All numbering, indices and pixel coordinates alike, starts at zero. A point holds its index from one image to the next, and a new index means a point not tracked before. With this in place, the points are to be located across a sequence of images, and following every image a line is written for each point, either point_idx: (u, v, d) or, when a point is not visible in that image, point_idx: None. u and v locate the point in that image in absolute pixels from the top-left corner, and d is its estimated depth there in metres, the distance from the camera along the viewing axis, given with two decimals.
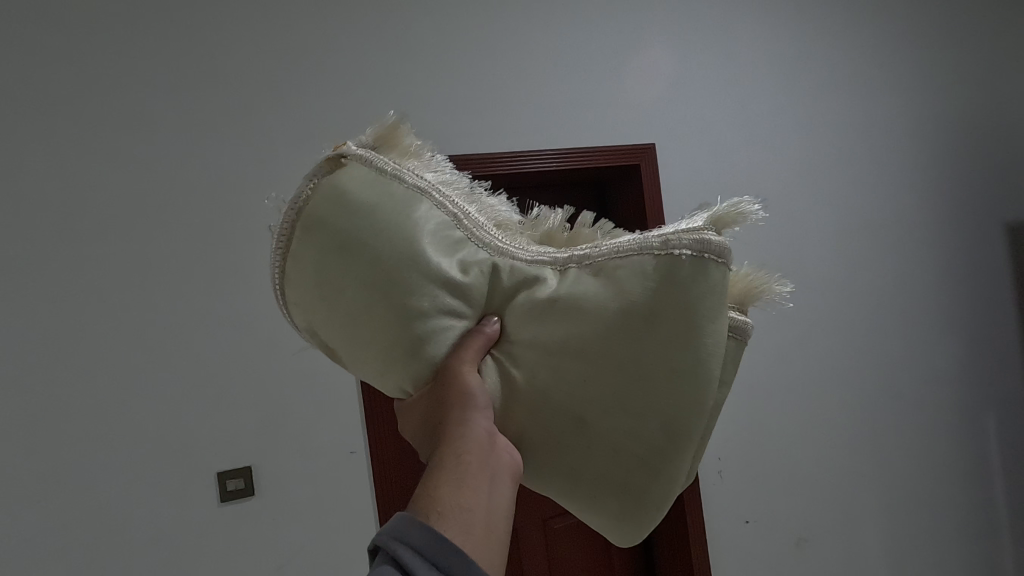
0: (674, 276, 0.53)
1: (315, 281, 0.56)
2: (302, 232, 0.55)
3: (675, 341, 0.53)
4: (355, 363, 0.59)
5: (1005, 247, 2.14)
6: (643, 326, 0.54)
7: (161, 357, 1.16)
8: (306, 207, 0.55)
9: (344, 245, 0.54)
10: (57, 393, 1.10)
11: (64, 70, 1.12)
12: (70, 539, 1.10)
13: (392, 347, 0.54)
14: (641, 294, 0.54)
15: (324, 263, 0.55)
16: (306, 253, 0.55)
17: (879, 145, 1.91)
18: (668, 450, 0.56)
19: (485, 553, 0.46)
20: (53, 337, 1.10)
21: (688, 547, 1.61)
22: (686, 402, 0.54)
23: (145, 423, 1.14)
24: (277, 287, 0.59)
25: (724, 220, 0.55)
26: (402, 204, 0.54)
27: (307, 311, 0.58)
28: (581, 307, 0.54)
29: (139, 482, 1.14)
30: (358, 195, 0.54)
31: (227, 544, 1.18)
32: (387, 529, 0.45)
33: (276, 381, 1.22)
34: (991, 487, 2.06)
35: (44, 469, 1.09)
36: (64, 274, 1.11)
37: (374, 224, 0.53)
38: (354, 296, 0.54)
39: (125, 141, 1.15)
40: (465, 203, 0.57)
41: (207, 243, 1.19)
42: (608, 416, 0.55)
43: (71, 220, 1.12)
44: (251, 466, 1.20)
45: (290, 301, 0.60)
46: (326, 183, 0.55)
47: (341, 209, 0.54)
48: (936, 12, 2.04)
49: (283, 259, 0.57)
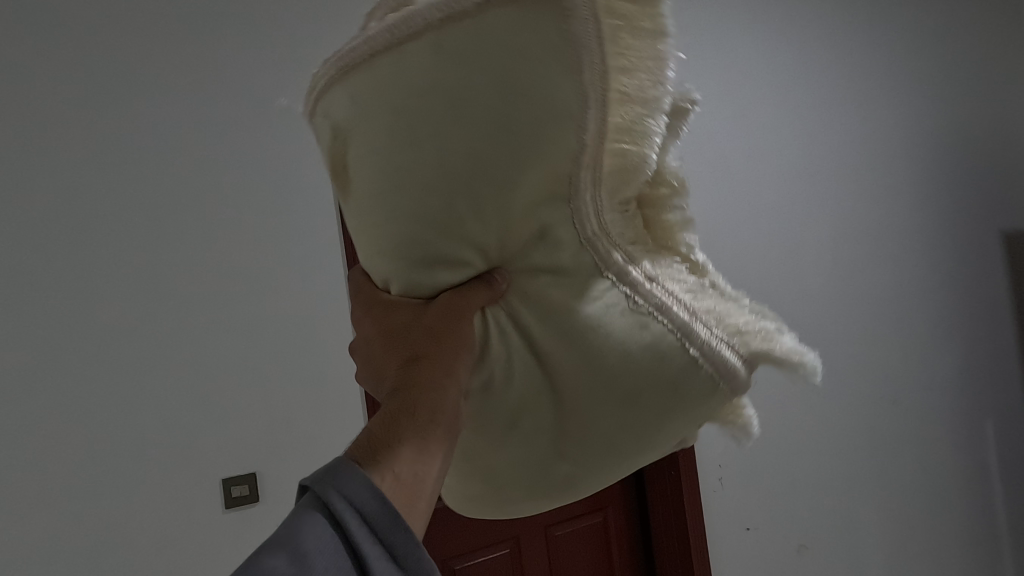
0: (688, 371, 0.45)
1: (405, 103, 0.39)
2: (436, 44, 0.38)
3: (626, 422, 0.45)
4: (351, 219, 0.44)
5: (1002, 257, 2.17)
6: (592, 380, 0.45)
7: (160, 351, 1.05)
8: (468, 19, 0.37)
9: (492, 109, 0.39)
10: (30, 392, 0.96)
11: (52, 32, 1.00)
12: (47, 557, 0.96)
13: (399, 257, 0.42)
14: (645, 359, 0.44)
15: (433, 102, 0.38)
16: (408, 75, 0.38)
17: (877, 153, 1.95)
18: (499, 465, 0.48)
19: (418, 491, 0.40)
20: (33, 328, 0.97)
21: (688, 548, 1.64)
22: (576, 470, 0.47)
23: (140, 425, 1.03)
24: (340, 67, 0.40)
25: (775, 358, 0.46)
26: (580, 114, 0.40)
27: (337, 126, 0.41)
28: (593, 344, 0.44)
29: (133, 501, 1.01)
30: (549, 87, 0.39)
31: (223, 558, 1.07)
32: (326, 475, 0.37)
33: (282, 389, 1.14)
34: (990, 493, 2.07)
35: (19, 476, 0.95)
36: (47, 257, 0.98)
37: (537, 111, 0.39)
38: (422, 191, 0.40)
39: (120, 113, 1.04)
40: (583, 157, 0.42)
41: (213, 228, 1.10)
42: (569, 485, 0.48)
43: (66, 199, 1.00)
44: (256, 473, 1.10)
45: (339, 78, 0.40)
46: (528, 27, 0.38)
47: (505, 53, 0.38)
48: (936, 22, 2.09)
49: (402, 32, 0.38)
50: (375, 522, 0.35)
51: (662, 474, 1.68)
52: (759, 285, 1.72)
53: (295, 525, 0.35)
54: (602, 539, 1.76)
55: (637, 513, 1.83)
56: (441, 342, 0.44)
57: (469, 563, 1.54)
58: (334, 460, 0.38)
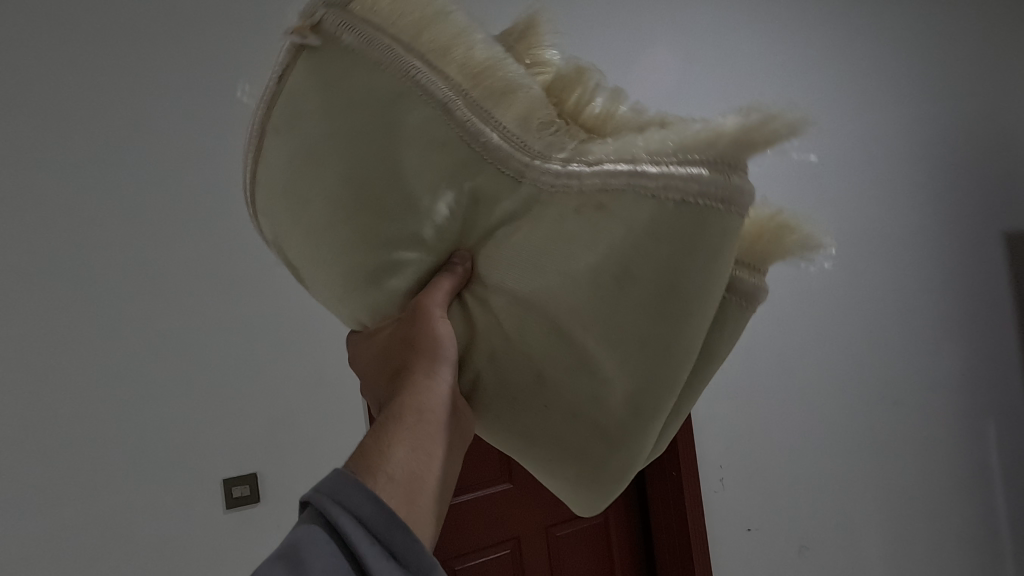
0: (674, 229, 0.35)
1: (286, 188, 0.42)
2: (272, 131, 0.41)
3: (635, 311, 0.38)
4: (326, 299, 0.48)
5: (1003, 258, 2.17)
6: (570, 288, 0.39)
7: (161, 351, 1.04)
8: (277, 99, 0.40)
9: (338, 144, 0.39)
10: (31, 392, 0.95)
11: (53, 27, 0.99)
12: (48, 559, 0.95)
13: (361, 300, 0.44)
14: (611, 235, 0.37)
15: (301, 169, 0.41)
16: (274, 160, 0.41)
17: (878, 153, 1.94)
18: (565, 418, 0.46)
19: (414, 489, 0.39)
20: (33, 327, 0.96)
21: (688, 549, 1.64)
22: (621, 378, 0.42)
23: (142, 426, 1.02)
24: (248, 200, 0.46)
25: (752, 145, 0.33)
26: (411, 90, 0.38)
27: (274, 239, 0.47)
28: (560, 261, 0.39)
29: (135, 502, 1.01)
30: (369, 96, 0.38)
31: (225, 558, 1.07)
32: (322, 485, 0.37)
33: (283, 390, 1.14)
34: (991, 493, 2.07)
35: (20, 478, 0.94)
36: (47, 256, 0.97)
37: (373, 119, 0.39)
38: (336, 235, 0.41)
39: (124, 109, 1.03)
40: (451, 117, 0.38)
41: (215, 228, 1.09)
42: (637, 407, 0.43)
43: (67, 195, 0.99)
44: (257, 474, 1.10)
45: (254, 211, 0.46)
46: (314, 70, 0.39)
47: (317, 97, 0.39)
48: (936, 23, 2.09)
49: (253, 146, 0.42)
50: (384, 534, 0.35)
51: (664, 476, 1.67)
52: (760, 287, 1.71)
53: (295, 539, 0.34)
54: (602, 540, 1.76)
55: (637, 514, 1.83)
56: (418, 346, 0.43)
57: (469, 564, 1.53)
58: (334, 472, 0.38)
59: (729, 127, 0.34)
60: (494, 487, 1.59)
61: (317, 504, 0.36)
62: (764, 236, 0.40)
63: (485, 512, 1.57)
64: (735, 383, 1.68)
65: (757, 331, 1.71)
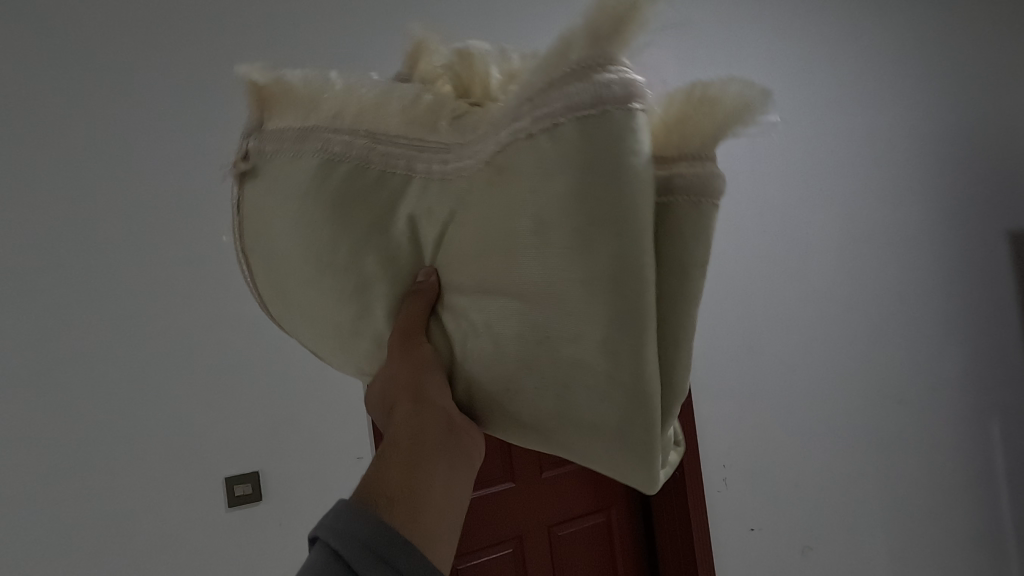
0: (568, 141, 0.30)
1: (276, 287, 0.45)
2: (250, 249, 0.45)
3: (568, 243, 0.31)
4: (350, 371, 0.49)
5: (1008, 255, 2.16)
6: (498, 246, 0.34)
7: (164, 349, 1.04)
8: (239, 222, 0.44)
9: (282, 229, 0.41)
10: (35, 390, 0.95)
11: (59, 33, 1.01)
12: (53, 555, 0.95)
13: (361, 355, 0.45)
14: (513, 178, 0.32)
15: (276, 266, 0.43)
16: (260, 269, 0.45)
17: (880, 151, 1.93)
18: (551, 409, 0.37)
19: (418, 514, 0.37)
20: (36, 324, 0.96)
21: (693, 549, 1.63)
22: (586, 335, 0.33)
23: (145, 423, 1.02)
24: (266, 313, 0.50)
25: (602, 37, 0.29)
26: (319, 153, 0.39)
27: (298, 337, 0.50)
28: (485, 226, 0.34)
29: (138, 500, 1.01)
30: (289, 177, 0.40)
31: (228, 555, 1.06)
32: (322, 522, 0.36)
33: (284, 389, 1.13)
34: (995, 491, 2.06)
35: (25, 475, 0.94)
36: (52, 253, 0.98)
37: (295, 189, 0.40)
38: (321, 305, 0.42)
39: (127, 110, 1.04)
40: (360, 155, 0.38)
41: (218, 225, 1.10)
42: (617, 357, 0.32)
43: (72, 195, 1.00)
44: (258, 472, 1.09)
45: (277, 321, 0.50)
46: (249, 185, 0.42)
47: (259, 203, 0.42)
48: (941, 20, 2.08)
49: (246, 272, 0.47)
50: (398, 561, 0.34)
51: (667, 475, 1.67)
52: (765, 288, 1.71)
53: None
54: (606, 539, 1.76)
55: (640, 513, 1.83)
56: (401, 373, 0.41)
57: (472, 562, 1.53)
58: (334, 507, 0.36)
59: (570, 30, 0.30)
60: (497, 486, 1.58)
61: (316, 539, 0.35)
62: (682, 129, 0.32)
63: (486, 511, 1.56)
64: (738, 382, 1.67)
65: (760, 330, 1.71)
